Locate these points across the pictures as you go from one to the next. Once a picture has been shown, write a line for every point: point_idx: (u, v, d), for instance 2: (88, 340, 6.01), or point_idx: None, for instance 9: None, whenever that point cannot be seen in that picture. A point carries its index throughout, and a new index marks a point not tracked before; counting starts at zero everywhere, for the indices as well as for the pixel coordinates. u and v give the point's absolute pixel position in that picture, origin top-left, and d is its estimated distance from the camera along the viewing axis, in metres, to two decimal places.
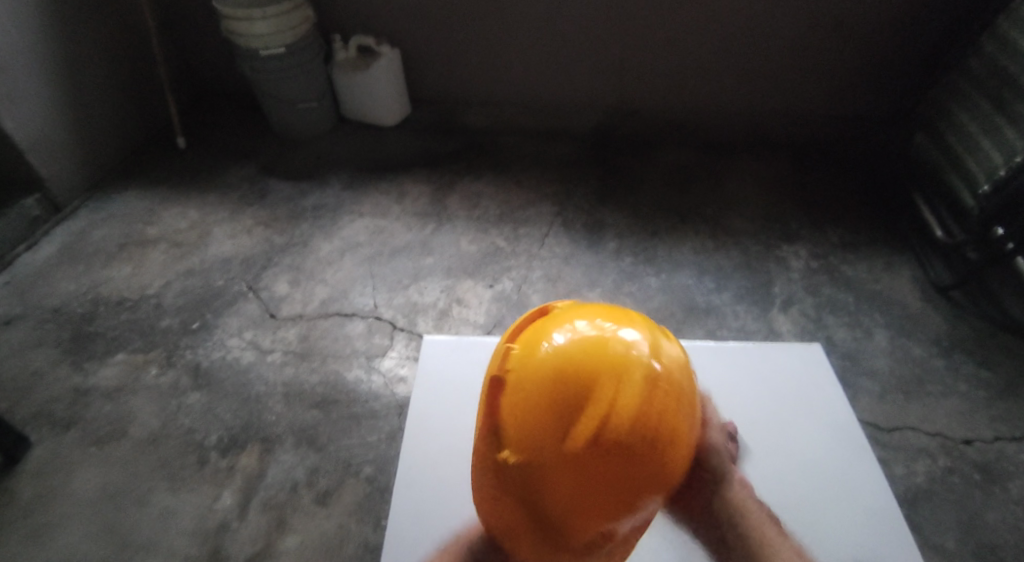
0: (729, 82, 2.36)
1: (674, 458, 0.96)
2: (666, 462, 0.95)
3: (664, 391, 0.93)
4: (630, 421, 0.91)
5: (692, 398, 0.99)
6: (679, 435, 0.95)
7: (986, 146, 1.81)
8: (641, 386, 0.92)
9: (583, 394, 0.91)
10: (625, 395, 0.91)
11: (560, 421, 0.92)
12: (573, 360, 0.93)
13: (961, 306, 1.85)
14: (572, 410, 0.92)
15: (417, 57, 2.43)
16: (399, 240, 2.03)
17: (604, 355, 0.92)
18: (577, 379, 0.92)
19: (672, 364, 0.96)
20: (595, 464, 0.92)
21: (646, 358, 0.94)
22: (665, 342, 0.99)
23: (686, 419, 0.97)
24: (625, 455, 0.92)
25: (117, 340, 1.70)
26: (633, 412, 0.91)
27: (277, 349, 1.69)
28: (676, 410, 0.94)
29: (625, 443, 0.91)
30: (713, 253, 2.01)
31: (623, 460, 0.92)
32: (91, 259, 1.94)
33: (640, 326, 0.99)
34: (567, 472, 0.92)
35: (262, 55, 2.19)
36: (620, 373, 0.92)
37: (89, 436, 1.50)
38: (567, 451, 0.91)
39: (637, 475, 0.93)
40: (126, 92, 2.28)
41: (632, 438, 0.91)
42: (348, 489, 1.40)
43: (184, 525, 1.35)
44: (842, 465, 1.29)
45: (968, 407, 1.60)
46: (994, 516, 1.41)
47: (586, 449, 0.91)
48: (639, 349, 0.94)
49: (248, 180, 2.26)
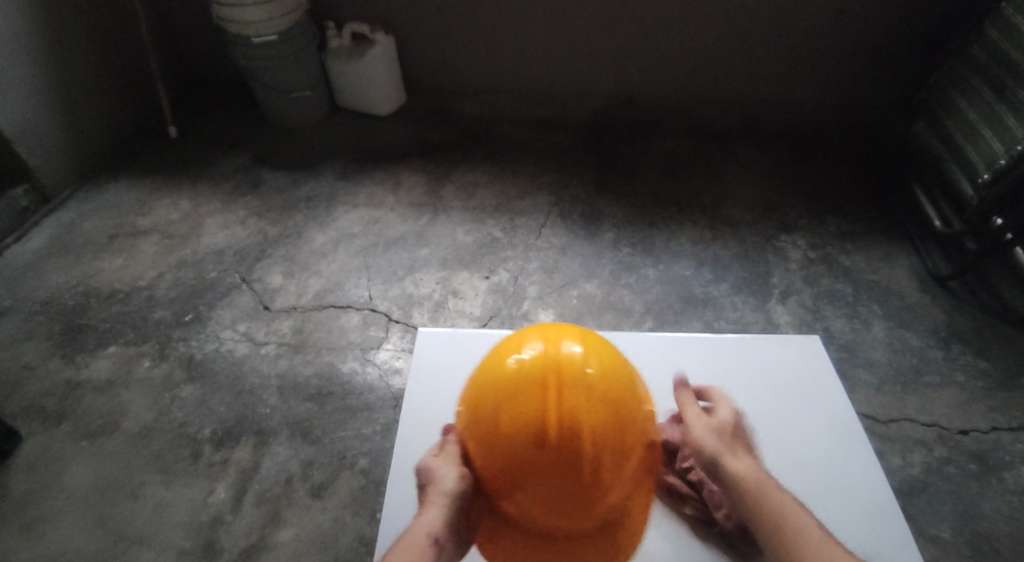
0: (728, 69, 2.34)
1: (604, 451, 0.97)
2: (592, 457, 0.96)
3: (565, 392, 0.95)
4: (537, 429, 0.95)
5: (613, 389, 0.98)
6: (599, 429, 0.96)
7: (987, 134, 1.79)
8: (541, 394, 0.96)
9: (494, 415, 0.99)
10: (528, 407, 0.96)
11: (484, 441, 1.00)
12: (486, 388, 1.01)
13: (959, 296, 1.84)
14: (494, 427, 0.99)
15: (411, 44, 2.40)
16: (394, 231, 2.01)
17: (505, 377, 0.99)
18: (488, 404, 1.00)
19: (576, 364, 0.97)
20: (521, 473, 0.97)
21: (543, 368, 0.97)
22: (570, 344, 1.00)
23: (605, 412, 0.97)
24: (542, 460, 0.96)
25: (108, 333, 1.69)
26: (538, 420, 0.95)
27: (271, 341, 1.67)
28: (585, 408, 0.95)
29: (539, 449, 0.95)
30: (711, 243, 1.99)
31: (545, 464, 0.96)
32: (82, 251, 1.91)
33: (546, 336, 1.02)
34: (506, 484, 0.99)
35: (254, 43, 2.16)
36: (518, 389, 0.97)
37: (80, 430, 1.49)
38: (498, 466, 0.99)
39: (566, 474, 0.96)
40: (116, 80, 2.24)
41: (543, 444, 0.95)
42: (342, 481, 1.39)
43: (177, 518, 1.34)
44: (840, 459, 1.27)
45: (966, 397, 1.60)
46: (991, 506, 1.40)
47: (507, 462, 0.98)
48: (536, 360, 0.98)
49: (241, 170, 2.23)
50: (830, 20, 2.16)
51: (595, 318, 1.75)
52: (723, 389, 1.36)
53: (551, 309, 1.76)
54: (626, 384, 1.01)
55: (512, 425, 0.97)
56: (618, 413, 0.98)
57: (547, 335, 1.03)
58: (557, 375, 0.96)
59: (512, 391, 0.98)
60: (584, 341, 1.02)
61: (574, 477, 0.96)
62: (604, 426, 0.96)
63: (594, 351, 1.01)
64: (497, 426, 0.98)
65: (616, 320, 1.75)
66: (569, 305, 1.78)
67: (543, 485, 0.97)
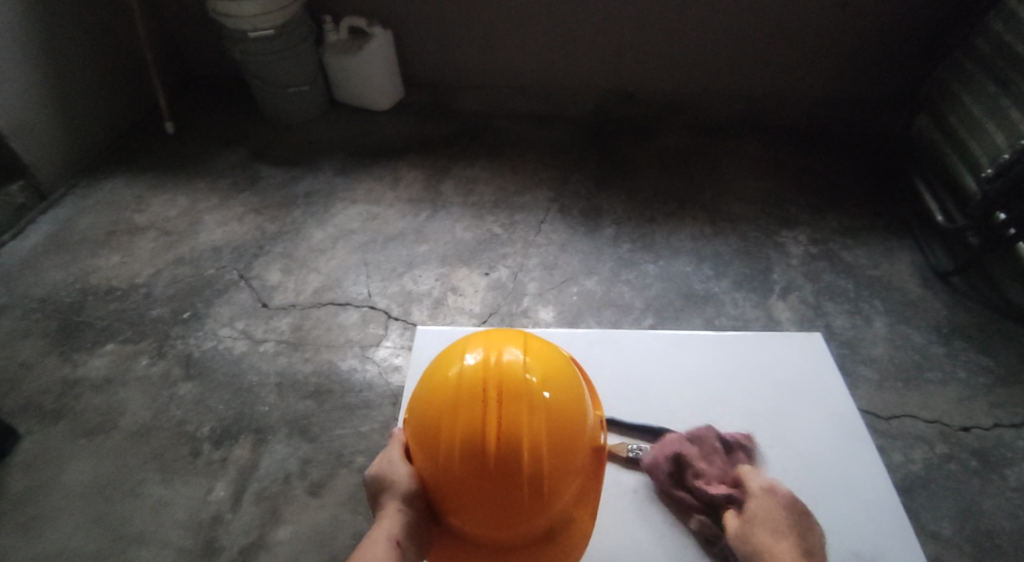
0: (729, 64, 2.32)
1: (548, 461, 0.87)
2: (535, 467, 0.87)
3: (504, 398, 0.87)
4: (474, 439, 0.86)
5: (558, 395, 0.90)
6: (541, 438, 0.87)
7: (991, 128, 1.77)
8: (478, 402, 0.87)
9: (432, 424, 0.90)
10: (465, 415, 0.87)
11: (423, 453, 0.91)
12: (425, 398, 0.93)
13: (961, 291, 1.83)
14: (432, 436, 0.90)
15: (410, 39, 2.38)
16: (393, 227, 1.99)
17: (443, 384, 0.90)
18: (426, 414, 0.91)
19: (516, 369, 0.89)
20: (460, 486, 0.88)
21: (480, 374, 0.89)
22: (511, 349, 0.91)
23: (547, 420, 0.87)
24: (481, 471, 0.87)
25: (106, 331, 1.68)
26: (475, 429, 0.86)
27: (270, 338, 1.67)
28: (525, 415, 0.86)
29: (477, 460, 0.86)
30: (712, 239, 1.98)
31: (483, 477, 0.87)
32: (79, 248, 1.90)
33: (487, 341, 0.94)
34: (448, 499, 0.90)
35: (251, 37, 2.15)
36: (454, 397, 0.89)
37: (78, 428, 1.48)
38: (438, 479, 0.90)
39: (507, 487, 0.86)
40: (112, 75, 2.23)
41: (481, 455, 0.86)
42: (341, 479, 1.39)
43: (176, 517, 1.34)
44: (841, 456, 1.25)
45: (967, 394, 1.59)
46: (992, 503, 1.40)
47: (446, 474, 0.89)
48: (474, 367, 0.90)
49: (239, 166, 2.22)
50: (833, 14, 2.14)
51: (595, 315, 1.74)
52: (724, 387, 1.35)
53: (550, 306, 1.75)
54: (572, 390, 0.92)
55: (449, 436, 0.88)
56: (564, 421, 0.89)
57: (489, 340, 0.94)
58: (497, 381, 0.88)
59: (448, 400, 0.89)
60: (527, 346, 0.94)
61: (515, 489, 0.87)
62: (547, 435, 0.87)
63: (538, 355, 0.93)
64: (434, 437, 0.90)
65: (616, 317, 1.74)
66: (569, 302, 1.77)
67: (483, 498, 0.88)
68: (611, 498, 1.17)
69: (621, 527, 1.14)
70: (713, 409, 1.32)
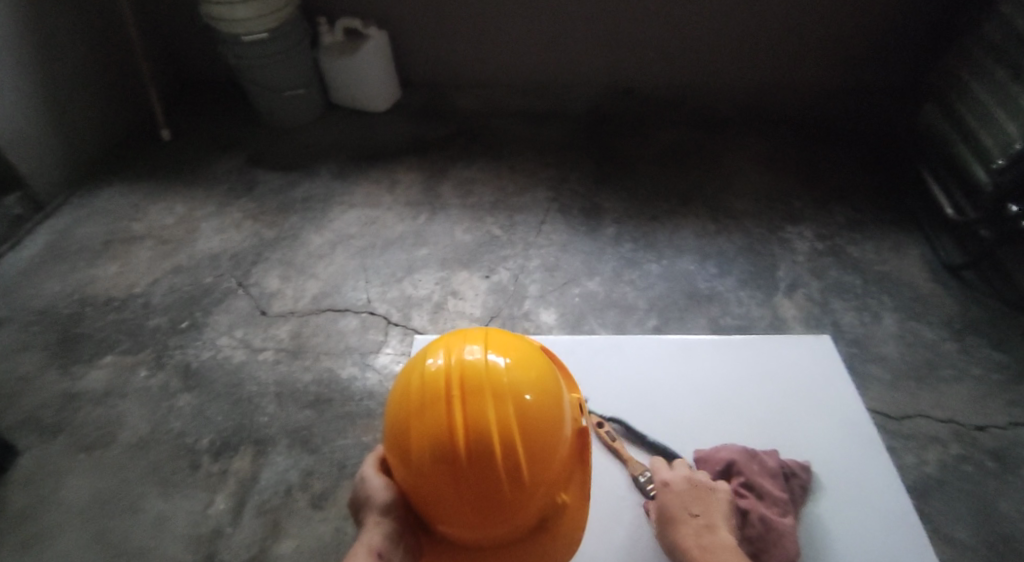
0: (731, 57, 2.27)
1: (523, 457, 0.85)
2: (509, 465, 0.84)
3: (469, 398, 0.84)
4: (443, 443, 0.84)
5: (525, 388, 0.87)
6: (512, 434, 0.84)
7: (1001, 118, 1.72)
8: (443, 405, 0.84)
9: (401, 432, 0.87)
10: (432, 420, 0.84)
11: (397, 462, 0.89)
12: (393, 406, 0.90)
13: (973, 285, 1.79)
14: (403, 444, 0.87)
15: (406, 38, 2.35)
16: (392, 231, 1.97)
17: (409, 391, 0.88)
18: (394, 422, 0.89)
19: (480, 367, 0.86)
20: (436, 492, 0.86)
21: (443, 376, 0.86)
22: (473, 347, 0.88)
23: (516, 415, 0.84)
24: (454, 475, 0.84)
25: (104, 342, 1.67)
26: (443, 433, 0.84)
27: (269, 346, 1.65)
28: (492, 413, 0.83)
29: (449, 464, 0.84)
30: (716, 237, 1.94)
31: (458, 480, 0.84)
32: (77, 258, 1.90)
33: (449, 342, 0.91)
34: (428, 505, 0.88)
35: (245, 41, 2.12)
36: (419, 402, 0.86)
37: (77, 442, 1.47)
38: (415, 487, 0.88)
39: (484, 488, 0.84)
40: (106, 82, 2.21)
41: (452, 457, 0.83)
42: (344, 490, 1.37)
43: (176, 531, 1.33)
44: (854, 463, 1.23)
45: (981, 392, 1.55)
46: (1008, 505, 1.36)
47: (421, 481, 0.86)
48: (437, 370, 0.87)
49: (236, 171, 2.20)
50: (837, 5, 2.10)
51: (598, 317, 1.71)
52: (727, 393, 1.33)
53: (552, 308, 1.73)
54: (542, 381, 0.89)
55: (418, 443, 0.85)
56: (534, 414, 0.86)
57: (451, 340, 0.91)
58: (462, 381, 0.85)
59: (415, 405, 0.86)
60: (490, 341, 0.91)
61: (494, 488, 0.84)
62: (519, 431, 0.84)
63: (502, 348, 0.90)
64: (404, 445, 0.87)
65: (619, 319, 1.71)
66: (571, 304, 1.74)
67: (462, 501, 0.85)
68: (617, 511, 1.15)
69: (625, 540, 1.12)
70: (720, 416, 1.29)
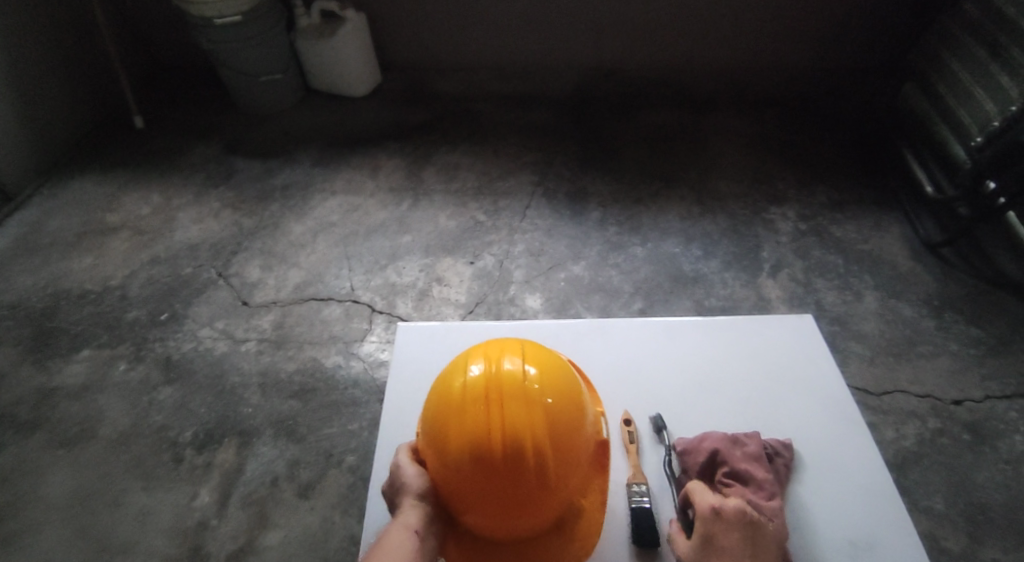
0: (712, 36, 2.26)
1: (552, 460, 0.91)
2: (540, 467, 0.90)
3: (506, 405, 0.89)
4: (480, 444, 0.89)
5: (556, 398, 0.92)
6: (543, 437, 0.90)
7: (980, 95, 1.73)
8: (482, 411, 0.90)
9: (440, 431, 0.93)
10: (471, 423, 0.90)
11: (434, 457, 0.94)
12: (433, 406, 0.95)
13: (950, 263, 1.81)
14: (441, 442, 0.93)
15: (385, 21, 2.31)
16: (374, 218, 1.95)
17: (449, 394, 0.93)
18: (434, 421, 0.94)
19: (517, 377, 0.91)
20: (470, 489, 0.91)
21: (482, 384, 0.91)
22: (511, 357, 0.93)
23: (547, 421, 0.91)
24: (489, 474, 0.89)
25: (81, 336, 1.64)
26: (480, 436, 0.89)
27: (251, 337, 1.63)
28: (527, 418, 0.89)
29: (485, 464, 0.89)
30: (699, 219, 1.94)
31: (492, 479, 0.90)
32: (49, 251, 1.85)
33: (488, 351, 0.95)
34: (459, 500, 0.94)
35: (217, 24, 2.06)
36: (457, 406, 0.91)
37: (56, 438, 1.45)
38: (448, 482, 0.93)
39: (515, 487, 0.90)
40: (74, 69, 2.14)
41: (488, 457, 0.89)
42: (331, 480, 1.36)
43: (161, 525, 1.31)
44: (835, 441, 1.24)
45: (959, 366, 1.58)
46: (984, 476, 1.39)
47: (456, 477, 0.92)
48: (477, 378, 0.91)
49: (213, 160, 2.16)
50: None
51: (583, 301, 1.71)
52: (712, 374, 1.33)
53: (538, 293, 1.72)
54: (570, 391, 0.95)
55: (458, 444, 0.90)
56: (563, 420, 0.92)
57: (489, 348, 0.96)
58: (499, 389, 0.90)
59: (454, 408, 0.91)
60: (526, 351, 0.95)
61: (523, 487, 0.90)
62: (550, 436, 0.90)
63: (536, 359, 0.95)
64: (441, 442, 0.92)
65: (605, 302, 1.71)
66: (557, 288, 1.73)
67: (493, 499, 0.91)
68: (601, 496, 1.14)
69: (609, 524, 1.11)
70: (705, 397, 1.29)
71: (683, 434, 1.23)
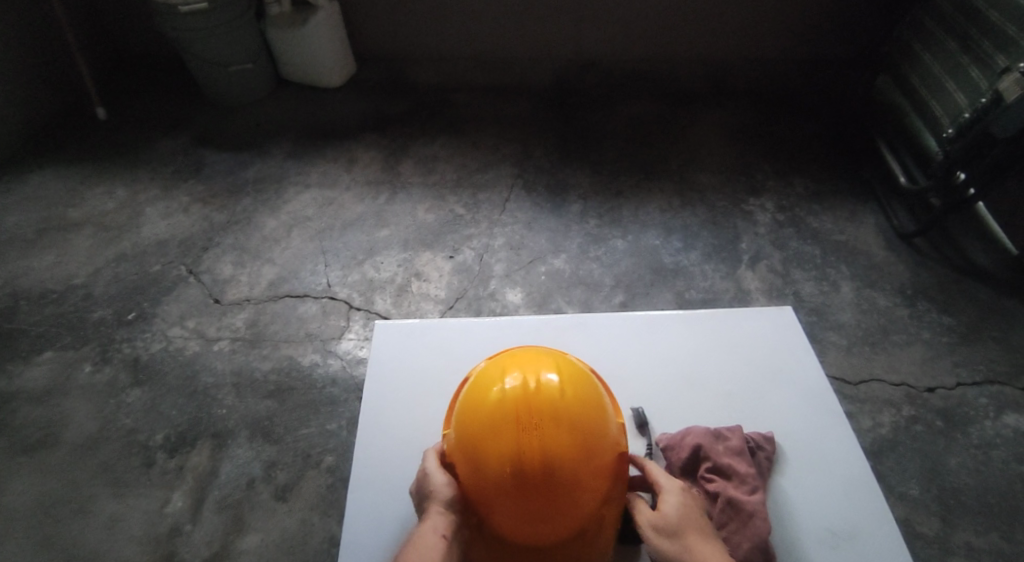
0: (690, 27, 2.25)
1: (584, 471, 0.95)
2: (573, 478, 0.94)
3: (544, 417, 0.93)
4: (521, 457, 0.92)
5: (587, 411, 0.97)
6: (577, 449, 0.94)
7: (951, 87, 1.75)
8: (522, 422, 0.93)
9: (478, 440, 0.96)
10: (511, 433, 0.93)
11: (469, 463, 0.97)
12: (468, 413, 0.98)
13: (923, 252, 1.84)
14: (480, 453, 0.95)
15: (359, 9, 2.25)
16: (351, 211, 1.90)
17: (487, 404, 0.96)
18: (471, 429, 0.97)
19: (554, 391, 0.95)
20: (507, 499, 0.94)
21: (522, 397, 0.94)
22: (549, 371, 0.98)
23: (581, 433, 0.95)
24: (526, 485, 0.93)
25: (43, 337, 1.57)
26: (520, 449, 0.92)
27: (224, 336, 1.58)
28: (565, 432, 0.93)
29: (522, 474, 0.92)
30: (679, 211, 1.94)
31: (527, 489, 0.93)
32: (8, 249, 1.77)
33: (524, 363, 1.00)
34: (492, 509, 0.96)
35: (183, 11, 1.98)
36: (498, 418, 0.94)
37: (19, 444, 1.39)
38: (483, 491, 0.96)
39: (549, 497, 0.93)
40: (30, 58, 2.05)
41: (527, 469, 0.92)
42: (309, 481, 1.33)
43: (132, 532, 1.27)
44: (815, 432, 1.25)
45: (932, 354, 1.60)
46: (957, 461, 1.42)
47: (492, 487, 0.95)
48: (517, 390, 0.95)
49: (181, 152, 2.09)
50: None
51: (564, 294, 1.69)
52: (694, 368, 1.32)
53: (519, 288, 1.70)
54: (598, 405, 1.00)
55: (497, 453, 0.94)
56: (593, 432, 0.96)
57: (525, 362, 1.00)
58: (539, 401, 0.94)
59: (494, 420, 0.95)
60: (560, 367, 1.00)
61: (557, 498, 0.93)
62: (583, 449, 0.95)
63: (569, 375, 0.99)
64: (480, 453, 0.95)
65: (586, 296, 1.69)
66: (538, 282, 1.71)
67: (526, 508, 0.94)
68: None
69: None
70: (687, 391, 1.29)
71: (666, 429, 1.23)
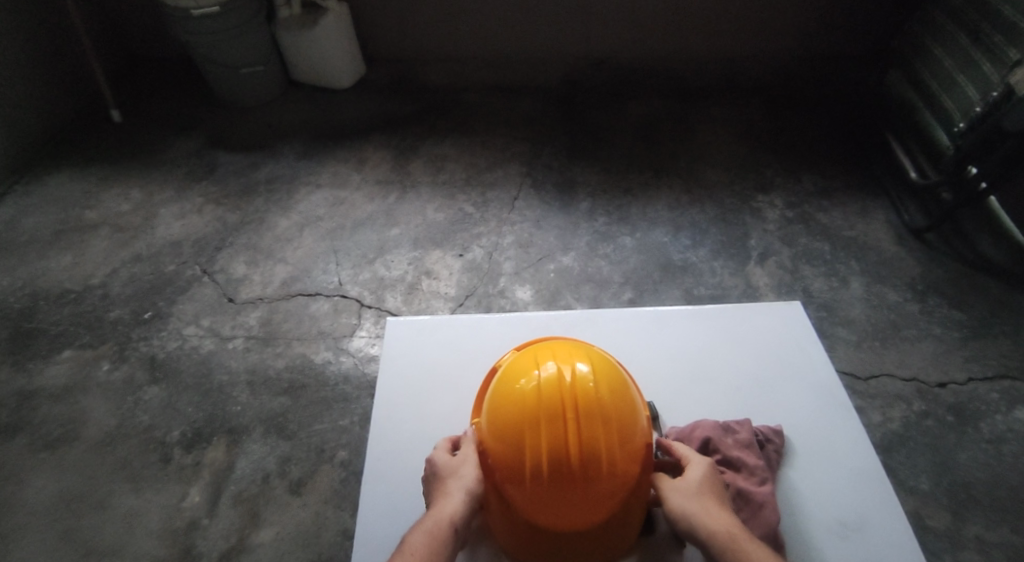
0: (697, 25, 2.25)
1: (620, 462, 0.96)
2: (609, 467, 0.95)
3: (580, 408, 0.94)
4: (559, 446, 0.94)
5: (621, 402, 0.98)
6: (613, 439, 0.96)
7: (962, 81, 1.74)
8: (558, 412, 0.94)
9: (513, 430, 0.97)
10: (547, 424, 0.94)
11: (504, 454, 0.98)
12: (501, 403, 0.99)
13: (934, 247, 1.83)
14: (515, 444, 0.97)
15: (368, 11, 2.27)
16: (362, 211, 1.92)
17: (522, 394, 0.97)
18: (504, 420, 0.98)
19: (588, 382, 0.96)
20: (544, 488, 0.95)
21: (558, 388, 0.96)
22: (582, 363, 0.99)
23: (616, 424, 0.96)
24: (563, 474, 0.94)
25: (62, 337, 1.60)
26: (558, 439, 0.94)
27: (238, 334, 1.60)
28: (600, 421, 0.95)
29: (558, 465, 0.94)
30: (688, 208, 1.94)
31: (564, 478, 0.94)
32: (27, 250, 1.80)
33: (556, 354, 1.01)
34: (525, 497, 0.97)
35: (194, 15, 2.01)
36: (535, 409, 0.95)
37: (39, 440, 1.42)
38: (517, 480, 0.97)
39: (586, 486, 0.95)
40: (47, 62, 2.09)
41: (564, 458, 0.94)
42: (322, 476, 1.35)
43: (150, 526, 1.29)
44: (824, 425, 1.25)
45: (943, 349, 1.60)
46: (969, 456, 1.41)
47: (528, 475, 0.96)
48: (552, 381, 0.96)
49: (194, 154, 2.12)
50: None
51: (574, 292, 1.70)
52: (702, 362, 1.33)
53: (528, 285, 1.71)
54: (631, 395, 1.01)
55: (533, 444, 0.95)
56: (627, 423, 0.98)
57: (559, 353, 1.01)
58: (575, 392, 0.95)
59: (531, 411, 0.96)
60: (592, 358, 1.01)
61: (595, 487, 0.95)
62: (618, 438, 0.96)
63: (601, 367, 1.00)
64: (517, 443, 0.96)
65: (595, 293, 1.70)
66: (547, 280, 1.73)
67: (562, 498, 0.95)
68: None
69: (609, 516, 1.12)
70: (696, 385, 1.30)
71: (675, 421, 1.24)
